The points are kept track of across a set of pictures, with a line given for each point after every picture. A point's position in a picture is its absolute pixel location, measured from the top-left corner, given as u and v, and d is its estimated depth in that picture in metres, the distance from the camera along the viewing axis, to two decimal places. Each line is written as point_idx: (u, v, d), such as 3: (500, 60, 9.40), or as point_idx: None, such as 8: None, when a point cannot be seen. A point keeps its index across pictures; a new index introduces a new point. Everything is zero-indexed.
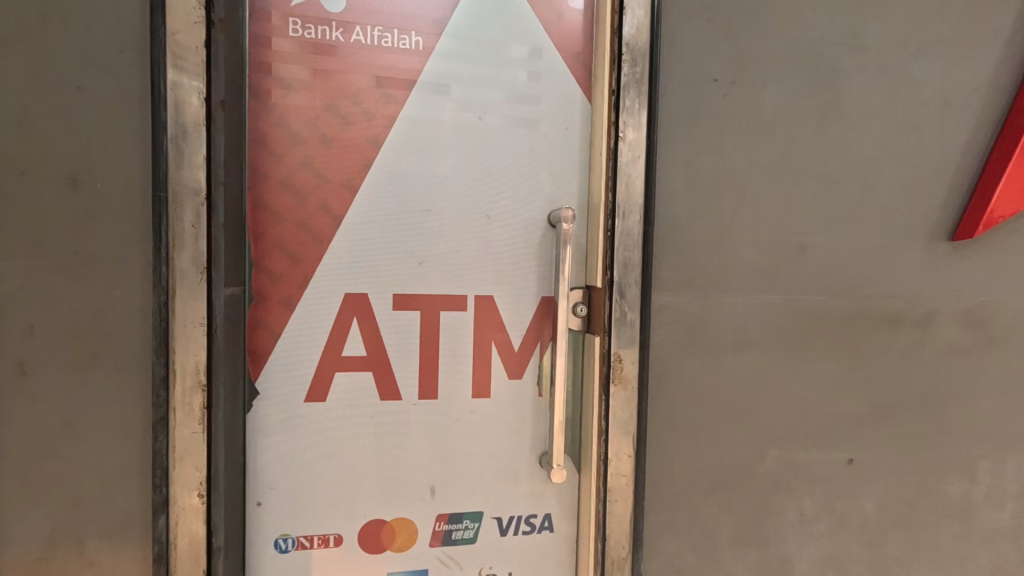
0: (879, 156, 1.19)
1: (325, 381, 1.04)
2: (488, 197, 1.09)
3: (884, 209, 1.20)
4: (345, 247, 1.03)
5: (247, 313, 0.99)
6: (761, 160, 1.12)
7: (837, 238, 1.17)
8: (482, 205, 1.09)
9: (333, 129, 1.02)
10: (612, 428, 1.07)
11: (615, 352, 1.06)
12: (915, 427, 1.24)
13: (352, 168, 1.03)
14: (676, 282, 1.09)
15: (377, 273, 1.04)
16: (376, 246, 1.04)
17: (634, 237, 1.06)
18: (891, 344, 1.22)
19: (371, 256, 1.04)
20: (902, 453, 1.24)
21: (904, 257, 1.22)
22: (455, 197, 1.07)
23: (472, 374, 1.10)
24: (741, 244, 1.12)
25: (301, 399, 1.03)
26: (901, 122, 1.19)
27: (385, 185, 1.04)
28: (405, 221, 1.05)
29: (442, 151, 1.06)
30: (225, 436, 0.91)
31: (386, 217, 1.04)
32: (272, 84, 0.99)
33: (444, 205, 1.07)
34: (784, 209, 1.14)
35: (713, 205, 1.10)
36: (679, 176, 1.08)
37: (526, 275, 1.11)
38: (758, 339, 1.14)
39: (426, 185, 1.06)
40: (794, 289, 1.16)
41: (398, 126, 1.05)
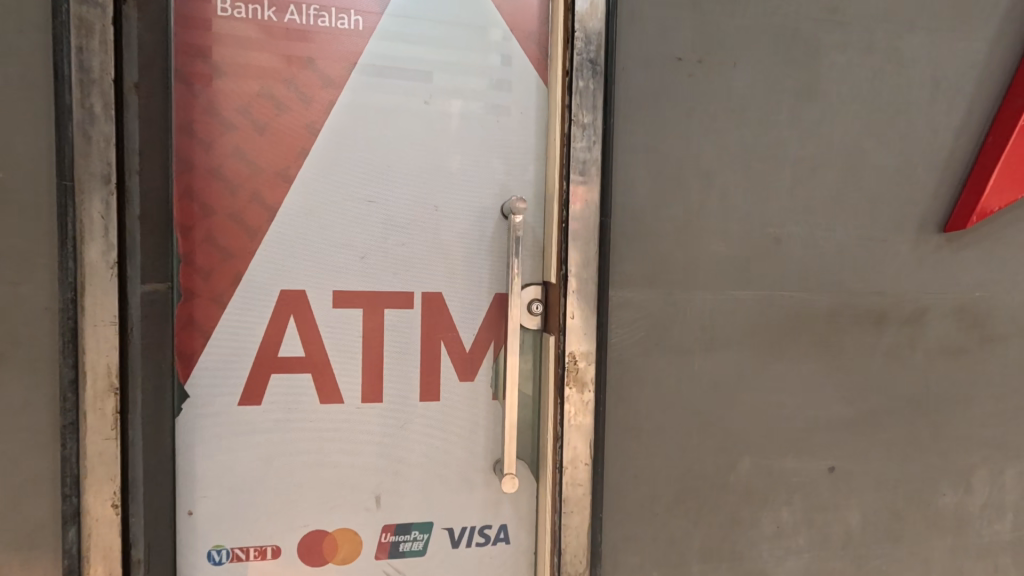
0: (863, 141, 1.10)
1: (260, 384, 0.98)
2: (435, 187, 1.02)
3: (870, 198, 1.11)
4: (280, 242, 0.97)
5: (177, 311, 0.94)
6: (732, 146, 1.04)
7: (817, 229, 1.09)
8: (427, 196, 1.02)
9: (267, 116, 0.96)
10: (567, 434, 0.99)
11: (570, 352, 0.99)
12: (904, 433, 1.15)
13: (287, 157, 0.97)
14: (637, 277, 1.01)
15: (315, 267, 0.98)
16: (314, 241, 0.98)
17: (589, 228, 0.99)
18: (877, 344, 1.13)
19: (309, 249, 0.98)
20: (890, 461, 1.15)
21: (892, 250, 1.13)
22: (401, 187, 1.01)
23: (420, 376, 1.03)
24: (709, 236, 1.04)
25: (234, 403, 0.97)
26: (886, 105, 1.10)
27: (323, 175, 0.98)
28: (346, 212, 0.99)
29: (385, 138, 1.00)
30: (144, 441, 0.85)
31: (324, 209, 0.98)
32: (200, 68, 0.93)
33: (389, 196, 1.00)
34: (757, 198, 1.06)
35: (678, 194, 1.02)
36: (640, 164, 1.00)
37: (478, 270, 1.04)
38: (728, 338, 1.06)
39: (368, 176, 1.00)
40: (769, 284, 1.07)
41: (337, 113, 0.98)
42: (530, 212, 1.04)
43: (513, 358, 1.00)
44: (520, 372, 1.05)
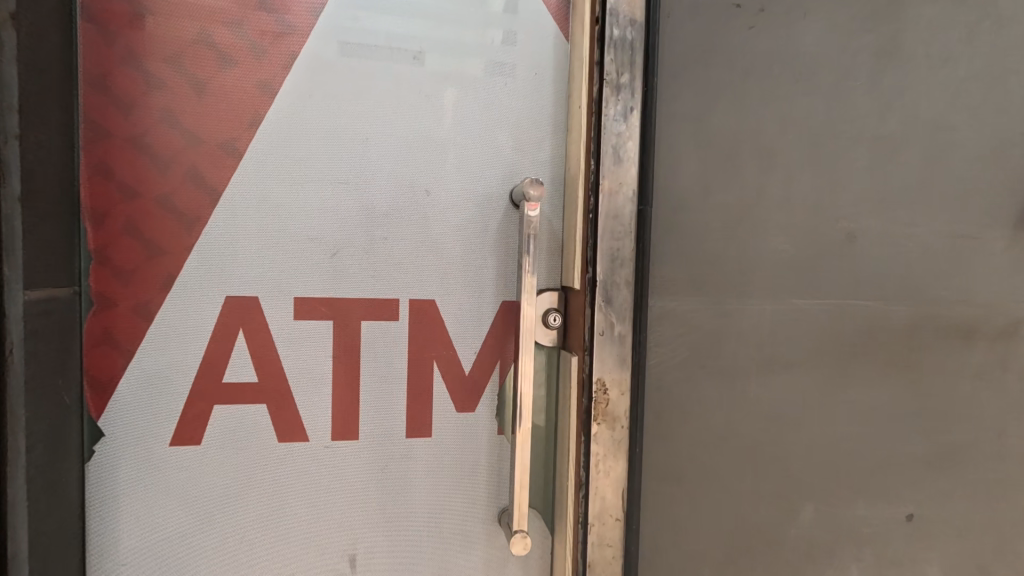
0: (953, 115, 0.89)
1: (199, 418, 0.76)
2: (426, 167, 0.81)
3: (959, 186, 0.90)
4: (225, 235, 0.75)
5: (85, 324, 0.72)
6: (799, 117, 0.83)
7: (899, 223, 0.88)
8: (416, 177, 0.80)
9: (206, 69, 0.74)
10: (594, 482, 0.78)
11: (598, 378, 0.78)
12: (998, 472, 0.94)
13: (232, 125, 0.75)
14: (681, 282, 0.80)
15: (270, 268, 0.76)
16: (270, 234, 0.76)
17: (624, 220, 0.78)
18: (967, 364, 0.92)
19: (261, 245, 0.76)
20: (979, 507, 0.94)
21: (986, 249, 0.92)
22: (381, 167, 0.79)
23: (407, 406, 0.82)
24: (768, 231, 0.83)
25: (165, 443, 0.75)
26: (982, 70, 0.90)
27: (281, 150, 0.76)
28: (310, 197, 0.77)
29: (361, 103, 0.78)
30: (31, 502, 0.63)
31: (283, 193, 0.76)
32: (117, 6, 0.71)
33: (366, 177, 0.79)
34: (828, 184, 0.85)
35: (731, 178, 0.81)
36: (687, 139, 0.80)
37: (480, 271, 0.83)
38: (792, 358, 0.85)
39: (339, 151, 0.78)
40: (841, 291, 0.86)
41: (298, 69, 0.76)
42: (547, 199, 0.83)
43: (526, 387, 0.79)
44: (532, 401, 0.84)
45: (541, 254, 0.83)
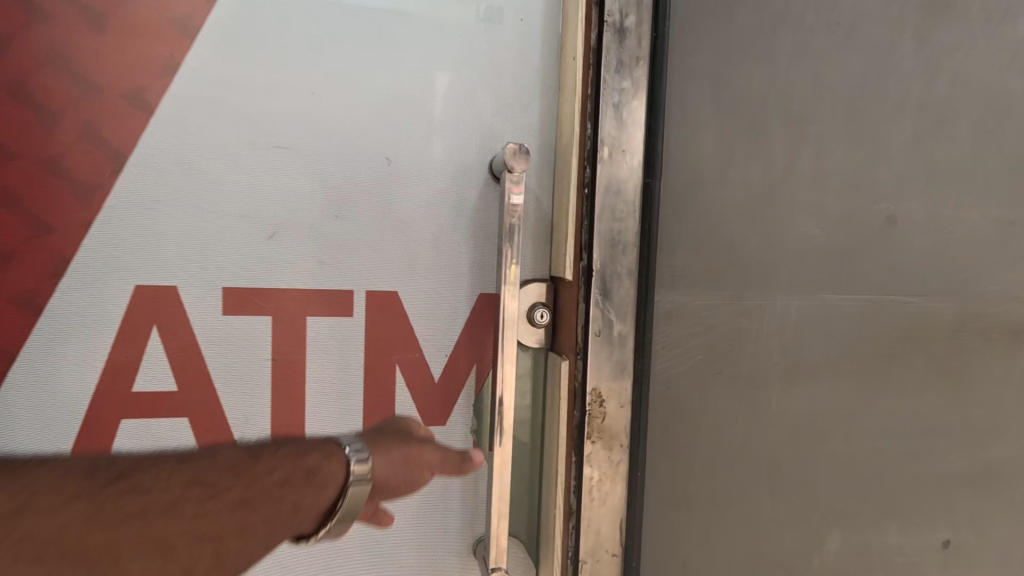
0: (1015, 78, 0.76)
1: (98, 438, 0.61)
2: (387, 131, 0.66)
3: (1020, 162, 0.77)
4: (134, 209, 0.61)
5: None
6: (834, 77, 0.70)
7: (945, 206, 0.75)
8: (374, 143, 0.66)
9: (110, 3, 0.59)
10: (586, 512, 0.65)
11: (593, 388, 0.65)
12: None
13: (142, 73, 0.60)
14: (692, 273, 0.67)
15: (193, 251, 0.62)
16: (191, 209, 0.62)
17: (626, 197, 0.64)
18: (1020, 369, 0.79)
19: (181, 223, 0.62)
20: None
21: None
22: (331, 129, 0.65)
23: (363, 420, 0.68)
24: (796, 213, 0.70)
25: None
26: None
27: (203, 104, 0.62)
28: (243, 164, 0.63)
29: (308, 50, 0.64)
30: None
31: (207, 158, 0.62)
32: None
33: (312, 141, 0.64)
34: (867, 158, 0.72)
35: (755, 148, 0.68)
36: (702, 100, 0.66)
37: (453, 258, 0.69)
38: (819, 362, 0.72)
39: (278, 108, 0.63)
40: (878, 284, 0.73)
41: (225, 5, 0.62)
42: (534, 172, 0.70)
43: (507, 399, 0.66)
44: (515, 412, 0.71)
45: (527, 237, 0.70)
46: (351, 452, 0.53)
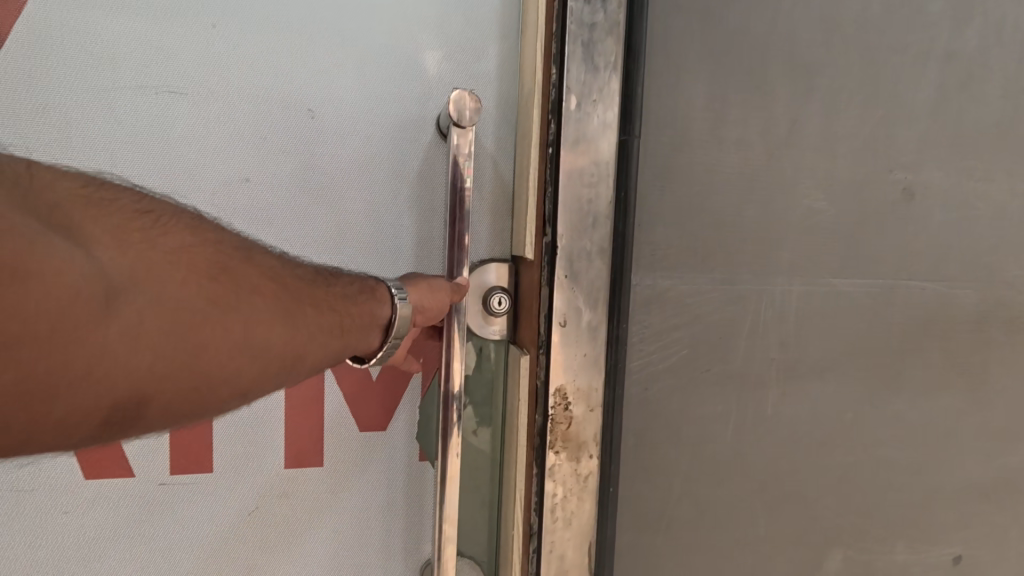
0: None
1: None
2: (305, 72, 0.54)
3: None
4: None
5: None
6: (849, 20, 0.59)
7: (970, 177, 0.65)
8: (291, 87, 0.54)
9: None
10: (548, 535, 0.55)
11: (558, 388, 0.54)
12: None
13: (0, 1, 0.49)
14: (677, 251, 0.57)
15: None
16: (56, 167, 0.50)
17: (597, 158, 0.53)
18: None
19: None
20: None
21: None
22: (233, 70, 0.53)
23: (284, 423, 0.58)
24: (800, 182, 0.59)
25: None
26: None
27: (73, 37, 0.50)
28: (123, 113, 0.51)
29: None
30: None
31: (79, 104, 0.51)
32: None
33: (210, 85, 0.53)
34: (883, 118, 0.61)
35: (753, 103, 0.57)
36: (690, 44, 0.55)
37: (390, 231, 0.57)
38: (823, 357, 0.62)
39: (167, 42, 0.52)
40: (892, 267, 0.63)
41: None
42: (492, 129, 0.58)
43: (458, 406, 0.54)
44: (467, 415, 0.60)
45: (482, 209, 0.59)
46: (395, 288, 0.49)
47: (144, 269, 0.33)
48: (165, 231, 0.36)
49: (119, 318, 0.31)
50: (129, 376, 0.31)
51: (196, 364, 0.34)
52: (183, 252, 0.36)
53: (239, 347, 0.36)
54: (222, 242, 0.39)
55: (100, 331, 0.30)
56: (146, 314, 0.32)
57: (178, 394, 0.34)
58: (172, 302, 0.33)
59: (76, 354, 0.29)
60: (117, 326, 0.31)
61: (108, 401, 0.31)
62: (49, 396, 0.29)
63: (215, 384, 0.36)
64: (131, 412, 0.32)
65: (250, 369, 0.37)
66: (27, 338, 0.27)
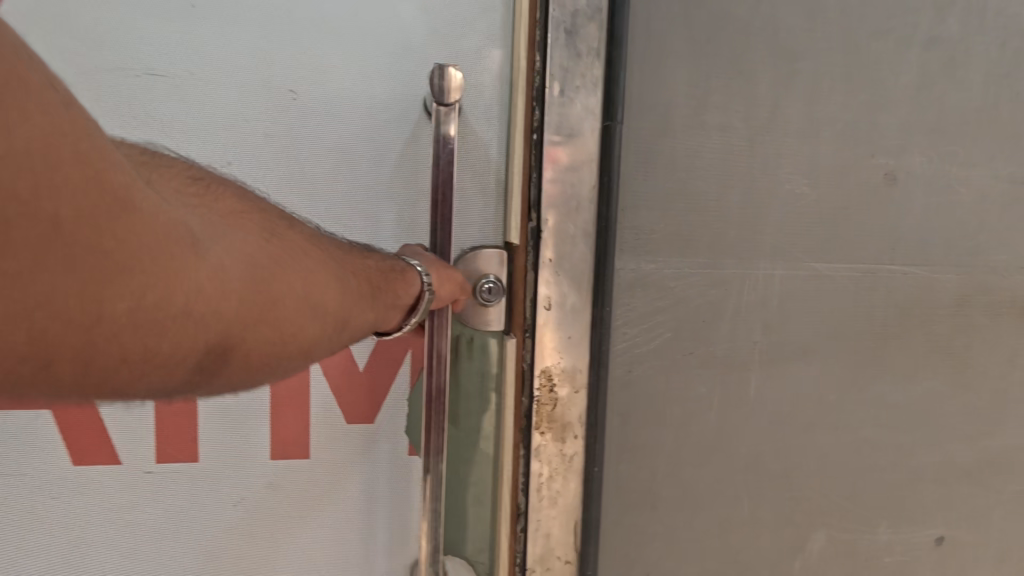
0: None
1: None
2: (283, 54, 0.55)
3: None
4: None
5: None
6: (831, 6, 0.59)
7: (952, 162, 0.65)
8: (269, 77, 0.55)
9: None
10: (535, 514, 0.56)
11: (543, 370, 0.55)
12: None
13: None
14: (661, 236, 0.57)
15: None
16: None
17: (581, 142, 0.53)
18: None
19: None
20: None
21: None
22: (214, 54, 0.54)
23: (271, 414, 0.58)
24: (783, 167, 0.60)
25: None
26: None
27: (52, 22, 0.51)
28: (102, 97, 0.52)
29: None
30: None
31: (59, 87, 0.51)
32: None
33: (189, 68, 0.53)
34: (865, 104, 0.62)
35: (736, 90, 0.58)
36: (674, 31, 0.56)
37: (371, 215, 0.58)
38: (806, 341, 0.63)
39: (144, 26, 0.52)
40: (874, 252, 0.64)
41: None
42: None
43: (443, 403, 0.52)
44: None
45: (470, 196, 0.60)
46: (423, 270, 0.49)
47: (212, 227, 0.35)
48: (219, 197, 0.39)
49: (205, 261, 0.32)
50: (214, 316, 0.33)
51: (267, 318, 0.36)
52: (238, 217, 0.38)
53: (301, 303, 0.38)
54: (268, 210, 0.41)
55: (193, 269, 0.31)
56: (229, 262, 0.34)
57: (249, 349, 0.36)
58: (246, 255, 0.36)
59: (174, 296, 0.30)
60: (204, 268, 0.32)
61: (195, 342, 0.32)
62: (143, 332, 0.30)
63: (281, 343, 0.37)
64: (206, 362, 0.34)
65: (310, 326, 0.39)
66: (135, 271, 0.29)
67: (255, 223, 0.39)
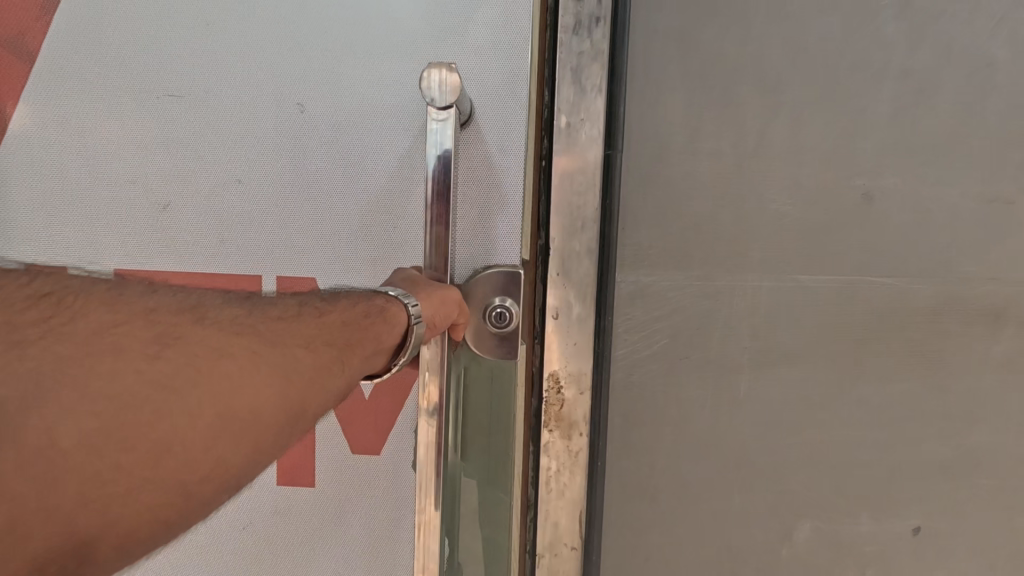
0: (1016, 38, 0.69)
1: None
2: (294, 77, 0.68)
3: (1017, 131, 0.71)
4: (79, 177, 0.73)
5: None
6: (811, 43, 0.65)
7: (926, 181, 0.71)
8: (269, 109, 0.69)
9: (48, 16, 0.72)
10: (544, 504, 0.62)
11: (552, 372, 0.61)
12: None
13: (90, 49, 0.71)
14: (658, 251, 0.63)
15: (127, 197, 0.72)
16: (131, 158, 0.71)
17: (586, 168, 0.60)
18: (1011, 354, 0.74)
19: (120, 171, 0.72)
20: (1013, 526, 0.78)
21: None
22: (243, 81, 0.69)
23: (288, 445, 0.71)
24: (769, 188, 0.66)
25: None
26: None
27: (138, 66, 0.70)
28: (170, 119, 0.71)
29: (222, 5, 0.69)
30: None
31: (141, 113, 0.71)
32: None
33: (226, 92, 0.69)
34: (844, 130, 0.68)
35: (726, 119, 0.63)
36: (669, 68, 0.62)
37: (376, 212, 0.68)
38: (792, 347, 0.69)
39: (197, 63, 0.70)
40: (854, 265, 0.70)
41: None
42: None
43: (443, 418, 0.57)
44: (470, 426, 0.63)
45: None
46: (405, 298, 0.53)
47: (64, 378, 0.35)
48: (91, 313, 0.39)
49: (36, 427, 0.34)
50: (62, 493, 0.33)
51: (145, 462, 0.36)
52: (115, 338, 0.38)
53: (192, 428, 0.38)
54: (161, 316, 0.41)
55: (20, 441, 0.33)
56: (75, 424, 0.35)
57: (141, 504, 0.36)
58: (107, 399, 0.36)
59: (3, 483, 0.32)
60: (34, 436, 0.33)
61: (58, 529, 0.33)
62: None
63: (178, 482, 0.37)
64: (89, 545, 0.34)
65: (215, 452, 0.38)
66: None
67: (138, 339, 0.39)
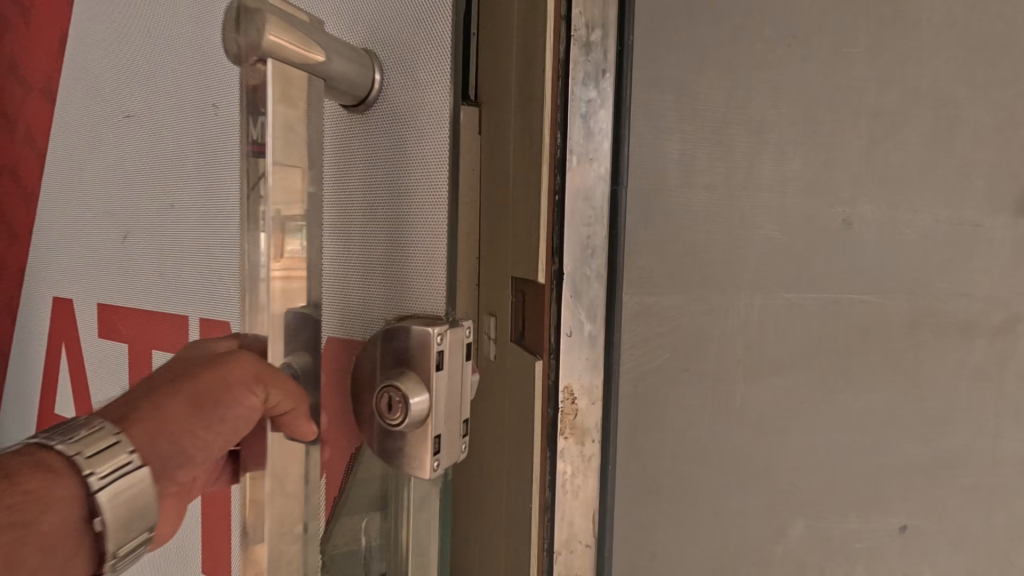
0: (972, 82, 0.78)
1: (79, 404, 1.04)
2: (210, 96, 0.80)
3: (976, 162, 0.79)
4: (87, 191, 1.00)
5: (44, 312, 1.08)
6: (791, 87, 0.73)
7: (899, 208, 0.78)
8: (194, 127, 0.82)
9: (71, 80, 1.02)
10: (560, 506, 0.67)
11: (566, 386, 0.67)
12: (1007, 487, 0.84)
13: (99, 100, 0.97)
14: (658, 274, 0.71)
15: (117, 206, 0.95)
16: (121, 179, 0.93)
17: (595, 203, 0.66)
18: (977, 364, 0.82)
19: (113, 187, 0.95)
20: (979, 519, 0.85)
21: (1004, 233, 0.80)
22: (181, 108, 0.84)
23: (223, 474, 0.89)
24: (757, 217, 0.73)
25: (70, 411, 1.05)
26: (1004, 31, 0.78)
27: (126, 110, 0.93)
28: (139, 144, 0.90)
29: (165, 49, 0.86)
30: None
31: (125, 145, 0.93)
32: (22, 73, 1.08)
33: (170, 119, 0.86)
34: (824, 163, 0.75)
35: (717, 156, 0.71)
36: (665, 112, 0.70)
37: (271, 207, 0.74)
38: (780, 359, 0.76)
39: (155, 99, 0.88)
40: (835, 285, 0.77)
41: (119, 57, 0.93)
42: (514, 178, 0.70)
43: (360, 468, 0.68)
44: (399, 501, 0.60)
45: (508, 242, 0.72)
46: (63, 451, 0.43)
47: None
48: None
49: None
50: None
51: None
52: None
53: None
54: None
55: None
56: None
57: None
58: None
59: None
60: None
61: None
62: None
63: None
64: None
65: None
66: None
67: None
